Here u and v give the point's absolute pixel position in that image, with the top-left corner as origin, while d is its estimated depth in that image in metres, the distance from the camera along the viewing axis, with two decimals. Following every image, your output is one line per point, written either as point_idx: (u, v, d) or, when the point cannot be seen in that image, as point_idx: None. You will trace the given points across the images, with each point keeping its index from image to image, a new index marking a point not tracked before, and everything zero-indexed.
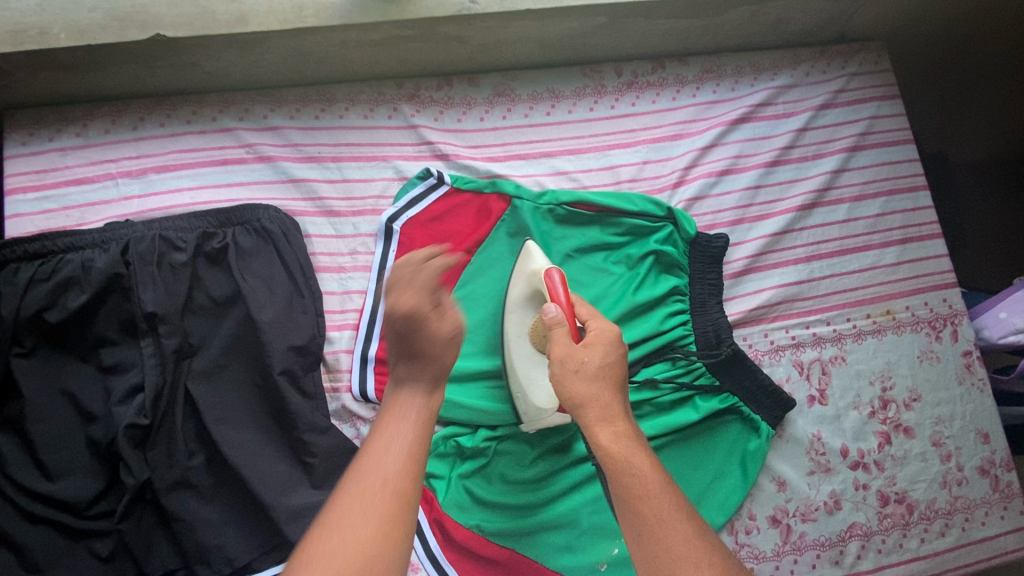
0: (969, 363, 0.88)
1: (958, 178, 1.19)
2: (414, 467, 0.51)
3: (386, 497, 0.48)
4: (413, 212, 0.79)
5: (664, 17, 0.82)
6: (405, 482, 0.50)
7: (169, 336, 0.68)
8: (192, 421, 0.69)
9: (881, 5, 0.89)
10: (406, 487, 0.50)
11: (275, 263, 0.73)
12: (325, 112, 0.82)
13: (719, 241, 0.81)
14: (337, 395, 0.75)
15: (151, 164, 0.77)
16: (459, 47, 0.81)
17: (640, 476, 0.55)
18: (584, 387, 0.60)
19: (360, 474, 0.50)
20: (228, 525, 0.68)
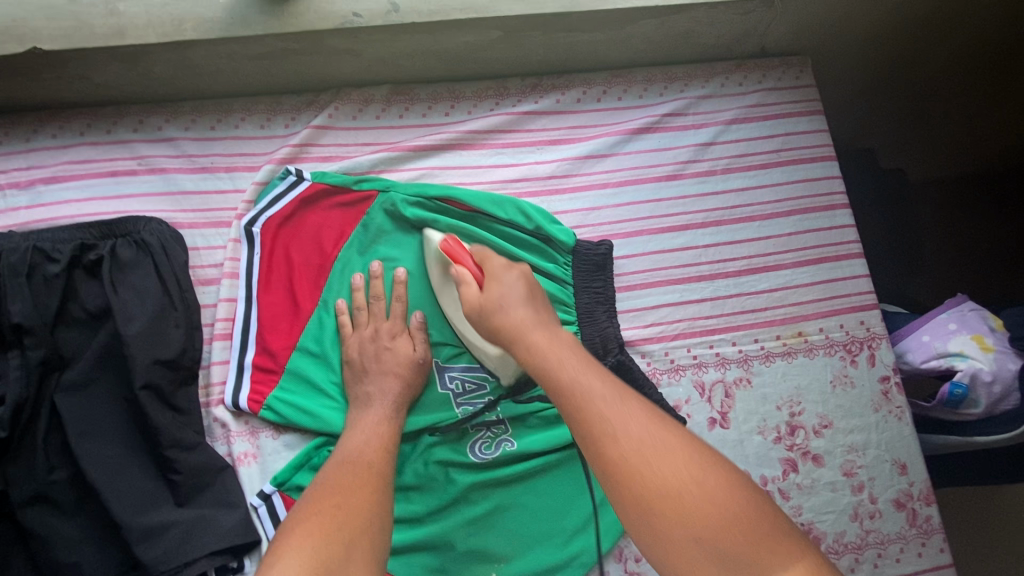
0: (886, 389, 0.83)
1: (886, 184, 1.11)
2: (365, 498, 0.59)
3: (340, 520, 0.55)
4: (272, 212, 0.78)
5: (564, 31, 0.80)
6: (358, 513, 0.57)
7: (34, 348, 0.68)
8: (57, 435, 0.68)
9: (798, 18, 0.86)
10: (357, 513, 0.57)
11: (151, 276, 0.72)
12: (221, 123, 0.82)
13: (600, 248, 0.80)
14: (210, 409, 0.74)
15: (40, 175, 0.77)
16: (354, 60, 0.80)
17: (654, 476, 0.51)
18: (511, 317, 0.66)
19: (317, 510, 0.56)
20: (86, 543, 0.66)
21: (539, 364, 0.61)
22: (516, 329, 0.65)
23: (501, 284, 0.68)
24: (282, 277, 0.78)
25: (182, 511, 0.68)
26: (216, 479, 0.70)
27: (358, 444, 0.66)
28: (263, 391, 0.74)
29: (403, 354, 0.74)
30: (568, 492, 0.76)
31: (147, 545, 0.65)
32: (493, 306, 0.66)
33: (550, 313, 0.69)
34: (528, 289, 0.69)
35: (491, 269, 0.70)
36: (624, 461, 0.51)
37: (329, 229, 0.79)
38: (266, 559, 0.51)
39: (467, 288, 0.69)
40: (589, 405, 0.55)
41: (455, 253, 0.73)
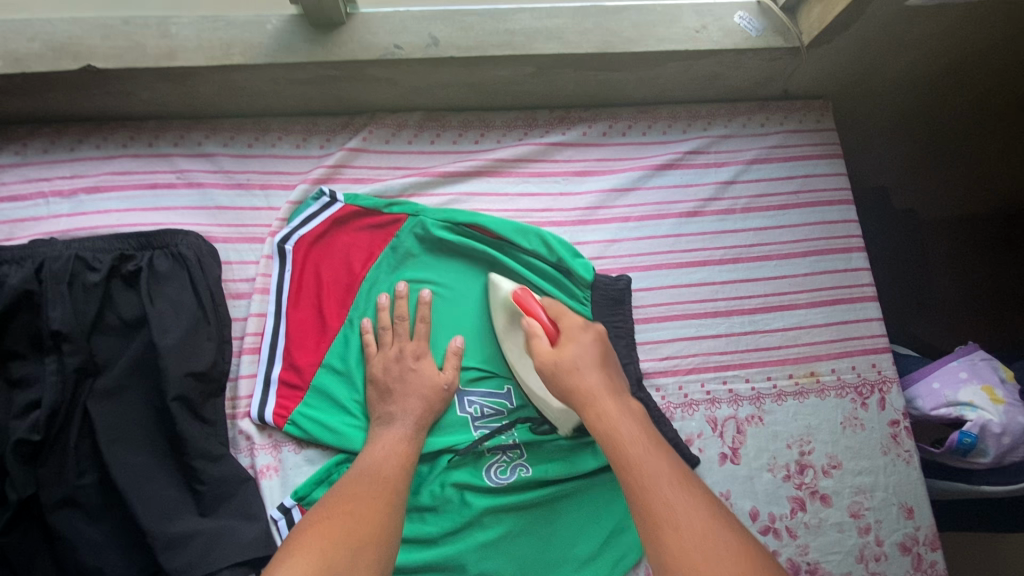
0: (895, 433, 0.85)
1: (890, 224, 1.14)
2: (379, 507, 0.62)
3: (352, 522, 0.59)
4: (305, 230, 0.80)
5: (595, 69, 0.83)
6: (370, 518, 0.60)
7: (72, 354, 0.70)
8: (88, 440, 0.70)
9: (822, 65, 0.89)
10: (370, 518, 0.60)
11: (187, 289, 0.74)
12: (258, 141, 0.85)
13: (618, 282, 0.83)
14: (235, 420, 0.76)
15: (82, 185, 0.79)
16: (391, 88, 0.83)
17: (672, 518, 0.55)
18: (591, 380, 0.68)
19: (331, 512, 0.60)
20: (111, 548, 0.68)
21: (602, 423, 0.64)
22: (588, 396, 0.67)
23: (576, 346, 0.70)
24: (311, 294, 0.80)
25: (205, 521, 0.69)
26: (238, 491, 0.71)
27: (378, 457, 0.68)
28: (287, 406, 0.76)
29: (427, 377, 0.75)
30: (578, 520, 0.77)
31: (170, 553, 0.66)
32: (564, 367, 0.68)
33: (619, 379, 0.71)
34: (601, 359, 0.71)
35: (564, 330, 0.72)
36: (670, 518, 0.55)
37: (359, 249, 0.81)
38: (281, 553, 0.55)
39: (538, 342, 0.71)
40: (643, 470, 0.59)
41: (528, 307, 0.74)
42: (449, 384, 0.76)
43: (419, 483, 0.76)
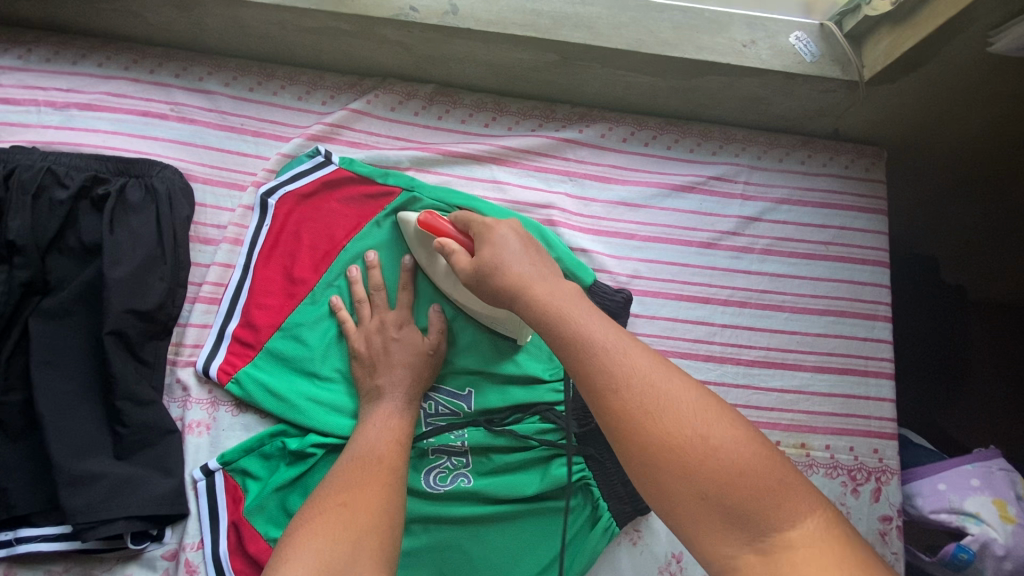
0: (885, 530, 0.74)
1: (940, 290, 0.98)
2: (379, 496, 0.55)
3: (352, 515, 0.53)
4: (293, 187, 0.75)
5: (623, 68, 0.76)
6: (370, 509, 0.54)
7: (21, 268, 0.67)
8: (21, 357, 0.67)
9: (881, 106, 0.79)
10: (370, 509, 0.54)
11: (151, 223, 0.71)
12: (260, 86, 0.81)
13: (617, 295, 0.75)
14: (174, 368, 0.72)
15: (76, 100, 0.78)
16: (402, 53, 0.77)
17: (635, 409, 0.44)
18: (517, 268, 0.57)
19: (323, 507, 0.54)
20: (20, 472, 0.65)
21: (550, 322, 0.52)
22: (517, 285, 0.55)
23: (495, 245, 0.59)
24: (285, 252, 0.75)
25: (117, 465, 0.66)
26: (159, 442, 0.68)
27: (370, 439, 0.62)
28: (235, 364, 0.71)
29: (411, 345, 0.70)
30: (509, 550, 0.70)
31: (73, 491, 0.63)
32: (488, 268, 0.58)
33: (555, 268, 0.59)
34: (529, 245, 0.60)
35: (482, 231, 0.62)
36: (671, 438, 0.42)
37: (347, 218, 0.76)
38: (273, 564, 0.49)
39: (459, 257, 0.61)
40: (615, 371, 0.46)
41: (435, 225, 0.65)
42: (434, 347, 0.70)
43: None
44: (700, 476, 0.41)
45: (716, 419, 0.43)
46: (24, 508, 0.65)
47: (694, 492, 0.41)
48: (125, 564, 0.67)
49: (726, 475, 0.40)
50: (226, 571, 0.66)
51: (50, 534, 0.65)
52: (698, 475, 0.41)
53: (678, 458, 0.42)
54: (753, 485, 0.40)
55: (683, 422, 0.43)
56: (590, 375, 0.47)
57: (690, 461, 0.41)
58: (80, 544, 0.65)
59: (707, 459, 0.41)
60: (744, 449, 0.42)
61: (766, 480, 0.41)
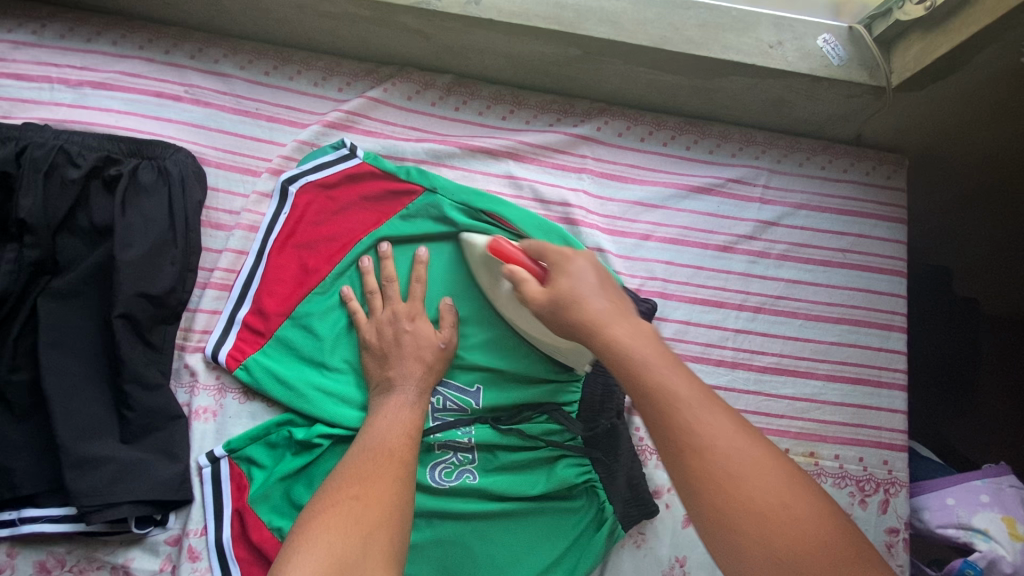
0: (891, 542, 0.74)
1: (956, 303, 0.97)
2: (389, 491, 0.55)
3: (363, 510, 0.52)
4: (315, 177, 0.74)
5: (646, 65, 0.74)
6: (381, 505, 0.53)
7: (32, 247, 0.67)
8: (29, 337, 0.67)
9: (906, 114, 0.78)
10: (381, 504, 0.53)
11: (163, 206, 0.70)
12: (276, 71, 0.80)
13: (642, 304, 0.74)
14: (183, 353, 0.71)
15: (90, 78, 0.77)
16: (422, 41, 0.76)
17: (718, 465, 0.45)
18: (592, 304, 0.56)
19: (333, 499, 0.53)
20: (26, 452, 0.65)
21: (624, 363, 0.52)
22: (592, 323, 0.55)
23: (573, 278, 0.58)
24: (302, 242, 0.74)
25: (123, 449, 0.66)
26: (165, 427, 0.67)
27: (380, 430, 0.62)
28: (243, 351, 0.71)
29: (423, 338, 0.69)
30: (512, 548, 0.70)
31: (78, 473, 0.63)
32: (567, 303, 0.57)
33: (629, 303, 0.59)
34: (604, 280, 0.59)
35: (559, 261, 0.61)
36: (746, 499, 0.44)
37: (368, 211, 0.75)
38: (281, 556, 0.49)
39: (529, 287, 0.60)
40: (689, 424, 0.47)
41: (509, 252, 0.64)
42: (446, 342, 0.69)
43: None
44: (777, 543, 0.42)
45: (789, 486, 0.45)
46: (29, 488, 0.65)
47: (769, 556, 0.42)
48: (128, 548, 0.67)
49: (798, 540, 0.42)
50: (229, 559, 0.66)
51: (54, 515, 0.65)
52: (773, 539, 0.42)
53: (753, 522, 0.43)
54: (816, 551, 0.42)
55: (753, 483, 0.44)
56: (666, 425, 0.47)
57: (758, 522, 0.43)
58: (84, 526, 0.65)
59: (785, 527, 0.43)
60: (827, 527, 0.43)
61: (827, 546, 0.42)
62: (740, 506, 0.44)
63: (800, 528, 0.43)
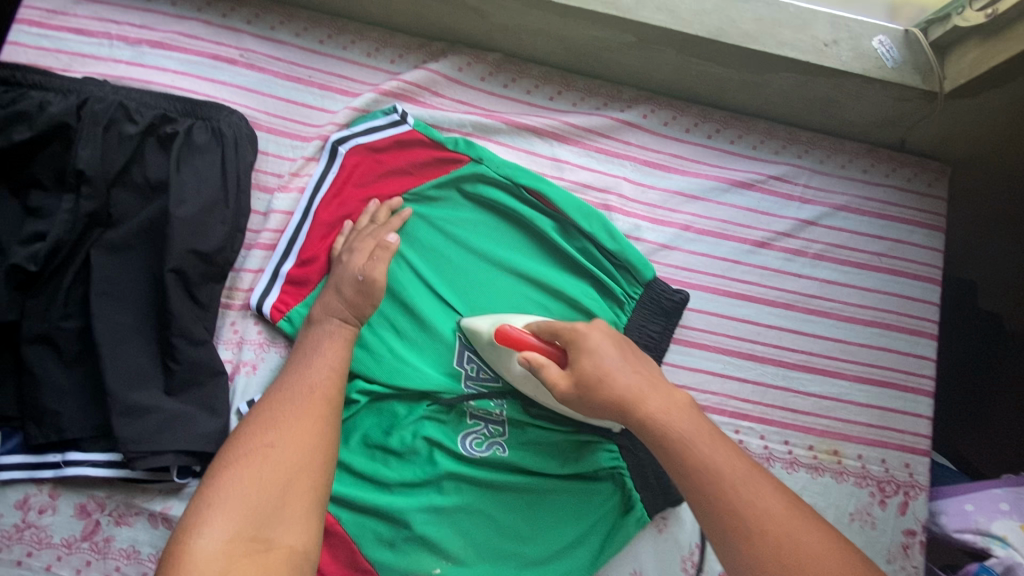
0: (908, 544, 0.75)
1: (986, 316, 0.97)
2: (306, 440, 0.54)
3: (279, 463, 0.51)
4: (365, 140, 0.76)
5: (699, 57, 0.75)
6: (297, 456, 0.52)
7: (89, 198, 0.68)
8: (80, 287, 0.68)
9: (954, 121, 0.78)
10: (300, 455, 0.52)
11: (215, 166, 0.72)
12: (329, 40, 0.81)
13: (677, 295, 0.76)
14: (226, 311, 0.74)
15: (148, 37, 0.78)
16: (478, 19, 0.77)
17: (757, 522, 0.49)
18: (621, 377, 0.58)
19: (245, 449, 0.52)
20: (72, 397, 0.67)
21: (661, 438, 0.55)
22: (623, 397, 0.57)
23: (595, 355, 0.59)
24: (347, 205, 0.75)
25: (167, 400, 0.67)
26: (207, 381, 0.69)
27: (305, 369, 0.60)
28: (287, 303, 0.72)
29: (351, 268, 0.68)
30: (536, 522, 0.72)
31: (125, 420, 0.65)
32: (591, 380, 0.58)
33: (653, 367, 0.61)
34: (626, 351, 0.61)
35: (573, 338, 0.61)
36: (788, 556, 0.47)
37: (413, 179, 0.77)
38: (192, 507, 0.48)
39: (548, 372, 0.60)
40: (736, 503, 0.50)
41: (516, 336, 0.63)
42: (363, 274, 0.67)
43: (390, 417, 0.73)
44: None
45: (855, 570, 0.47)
46: (74, 433, 0.66)
47: None
48: (165, 497, 0.68)
49: None
50: None
51: (97, 459, 0.67)
52: None
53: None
54: None
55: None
56: (726, 522, 0.50)
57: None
58: (127, 473, 0.67)
59: None
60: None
61: None
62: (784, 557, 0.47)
63: None
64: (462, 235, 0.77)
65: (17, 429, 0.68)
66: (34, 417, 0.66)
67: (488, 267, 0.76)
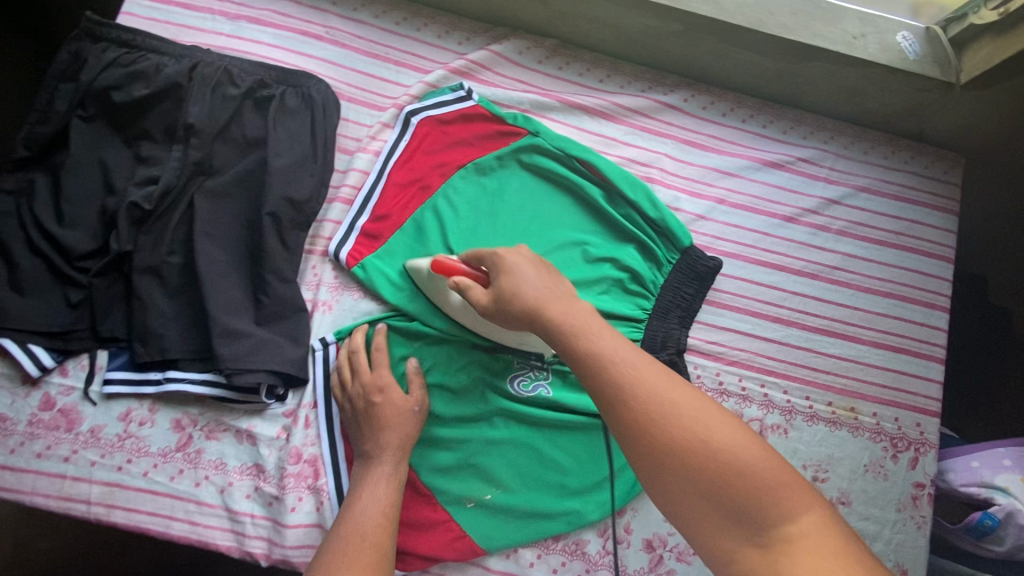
0: (917, 495, 0.82)
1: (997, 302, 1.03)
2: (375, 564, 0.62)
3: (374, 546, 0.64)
4: (435, 113, 0.85)
5: (738, 46, 0.83)
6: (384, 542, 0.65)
7: (196, 149, 0.77)
8: (184, 226, 0.77)
9: (969, 113, 0.86)
10: (385, 542, 0.65)
11: (306, 127, 0.81)
12: (405, 22, 0.90)
13: (711, 261, 0.84)
14: (310, 256, 0.82)
15: (246, 13, 0.88)
16: (540, 6, 0.86)
17: (653, 413, 0.49)
18: (530, 290, 0.61)
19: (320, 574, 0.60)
20: (174, 322, 0.75)
21: (568, 346, 0.56)
22: (532, 308, 0.60)
23: (513, 274, 0.63)
24: (417, 168, 0.84)
25: (257, 328, 0.76)
26: (292, 315, 0.77)
27: (365, 510, 0.68)
28: (362, 253, 0.81)
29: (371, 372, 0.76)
30: (576, 456, 0.80)
31: (222, 342, 0.73)
32: (507, 295, 0.62)
33: (567, 285, 0.65)
34: (545, 272, 0.65)
35: (499, 263, 0.66)
36: (679, 437, 0.47)
37: (476, 148, 0.86)
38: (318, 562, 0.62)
39: (474, 292, 0.65)
40: (650, 407, 0.49)
41: (449, 264, 0.69)
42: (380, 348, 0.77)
43: (448, 360, 0.80)
44: (711, 479, 0.45)
45: (751, 446, 0.47)
46: (175, 353, 0.75)
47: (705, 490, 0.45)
48: (251, 416, 0.78)
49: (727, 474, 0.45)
50: (337, 438, 0.77)
51: (193, 378, 0.75)
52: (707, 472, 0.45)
53: (708, 462, 0.46)
54: (756, 483, 0.44)
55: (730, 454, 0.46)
56: (626, 420, 0.50)
57: (707, 468, 0.46)
58: (220, 391, 0.75)
59: (707, 459, 0.46)
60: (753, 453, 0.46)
61: (767, 475, 0.45)
62: (676, 438, 0.47)
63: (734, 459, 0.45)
64: (519, 201, 0.85)
65: (123, 348, 0.77)
66: (140, 337, 0.75)
67: (541, 230, 0.84)
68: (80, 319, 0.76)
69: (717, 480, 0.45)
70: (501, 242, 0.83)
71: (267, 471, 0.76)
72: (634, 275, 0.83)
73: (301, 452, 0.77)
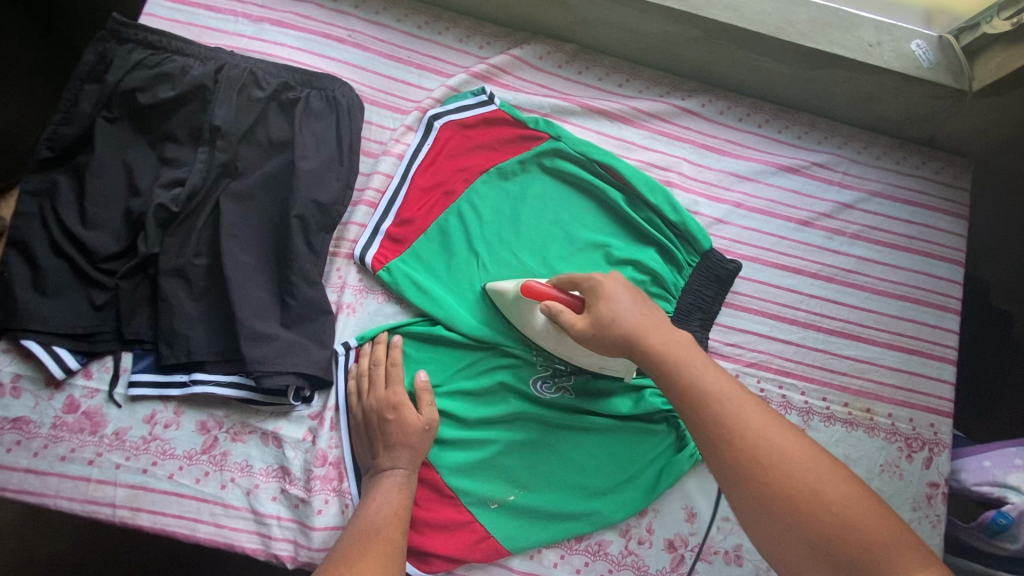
0: (931, 494, 0.83)
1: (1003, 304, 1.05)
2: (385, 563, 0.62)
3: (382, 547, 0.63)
4: (457, 117, 0.86)
5: (757, 52, 0.85)
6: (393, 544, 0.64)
7: (222, 151, 0.77)
8: (209, 229, 0.77)
9: (980, 120, 0.88)
10: (393, 543, 0.64)
11: (331, 130, 0.81)
12: (427, 26, 0.91)
13: (730, 265, 0.85)
14: (335, 259, 0.83)
15: (269, 16, 0.88)
16: (562, 12, 0.87)
17: (764, 457, 0.53)
18: (627, 317, 0.64)
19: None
20: (200, 325, 0.75)
21: (674, 378, 0.59)
22: (632, 335, 0.62)
23: (608, 297, 0.65)
24: (440, 172, 0.85)
25: (284, 331, 0.76)
26: (318, 318, 0.77)
27: (372, 515, 0.67)
28: (386, 255, 0.81)
29: (382, 389, 0.76)
30: (598, 457, 0.81)
31: (250, 344, 0.73)
32: (603, 320, 0.64)
33: (660, 311, 0.67)
34: (638, 296, 0.67)
35: (590, 284, 0.68)
36: (791, 484, 0.52)
37: (498, 152, 0.86)
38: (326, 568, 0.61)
39: (567, 316, 0.66)
40: (762, 452, 0.53)
41: (540, 289, 0.70)
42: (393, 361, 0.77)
43: (471, 363, 0.81)
44: (822, 530, 0.50)
45: (858, 499, 0.51)
46: (200, 356, 0.74)
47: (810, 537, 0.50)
48: (277, 419, 0.78)
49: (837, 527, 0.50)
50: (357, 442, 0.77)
51: (219, 380, 0.75)
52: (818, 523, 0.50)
53: (821, 512, 0.50)
54: (863, 536, 0.49)
55: (837, 505, 0.51)
56: (737, 461, 0.53)
57: (813, 515, 0.51)
58: (246, 394, 0.75)
59: (821, 510, 0.51)
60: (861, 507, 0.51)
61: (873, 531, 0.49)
62: (785, 486, 0.52)
63: (841, 512, 0.50)
64: (541, 204, 0.86)
65: (148, 351, 0.77)
66: (166, 339, 0.74)
67: (564, 233, 0.85)
68: (105, 321, 0.75)
69: (822, 527, 0.50)
70: (525, 247, 0.83)
71: (292, 473, 0.76)
72: (655, 277, 0.85)
73: (326, 455, 0.77)
